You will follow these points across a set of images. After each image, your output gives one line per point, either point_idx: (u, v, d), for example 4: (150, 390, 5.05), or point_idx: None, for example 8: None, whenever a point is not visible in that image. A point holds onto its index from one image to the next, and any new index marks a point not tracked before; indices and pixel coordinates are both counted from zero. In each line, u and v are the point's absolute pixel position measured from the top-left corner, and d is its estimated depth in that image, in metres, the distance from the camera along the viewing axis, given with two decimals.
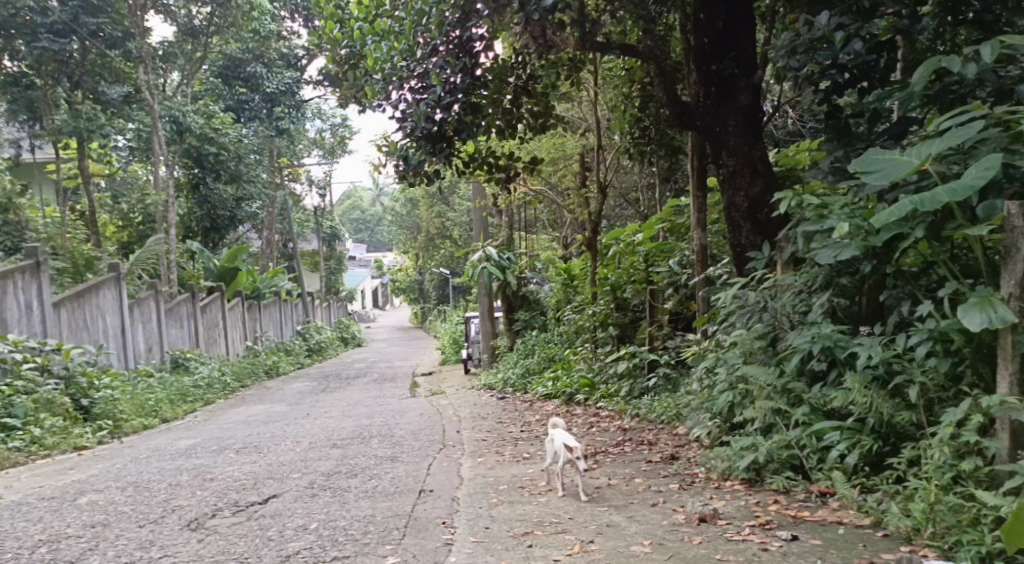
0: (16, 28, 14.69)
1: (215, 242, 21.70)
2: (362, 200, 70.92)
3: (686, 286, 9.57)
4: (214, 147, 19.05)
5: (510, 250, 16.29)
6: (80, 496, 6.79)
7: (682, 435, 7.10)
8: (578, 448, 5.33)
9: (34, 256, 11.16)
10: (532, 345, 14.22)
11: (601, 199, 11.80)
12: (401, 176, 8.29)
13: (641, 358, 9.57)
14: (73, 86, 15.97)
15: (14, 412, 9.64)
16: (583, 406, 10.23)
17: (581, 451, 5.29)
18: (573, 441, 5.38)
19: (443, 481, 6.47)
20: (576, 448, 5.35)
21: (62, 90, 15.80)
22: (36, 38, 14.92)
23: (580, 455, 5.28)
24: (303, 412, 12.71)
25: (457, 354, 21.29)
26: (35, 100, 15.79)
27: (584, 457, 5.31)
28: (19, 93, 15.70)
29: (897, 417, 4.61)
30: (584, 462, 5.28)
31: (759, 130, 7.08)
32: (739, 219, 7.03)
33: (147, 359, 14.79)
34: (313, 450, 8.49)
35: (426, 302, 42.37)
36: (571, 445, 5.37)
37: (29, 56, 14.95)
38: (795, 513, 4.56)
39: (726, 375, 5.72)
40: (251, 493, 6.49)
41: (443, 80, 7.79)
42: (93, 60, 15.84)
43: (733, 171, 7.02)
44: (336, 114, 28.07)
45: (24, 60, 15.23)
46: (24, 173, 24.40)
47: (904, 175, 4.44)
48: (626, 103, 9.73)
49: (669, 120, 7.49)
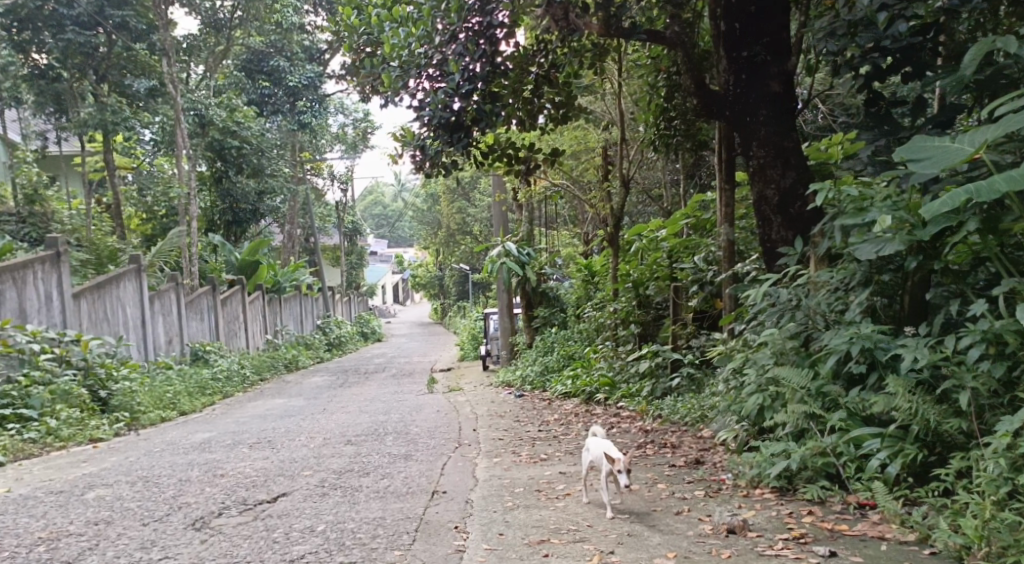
0: (43, 20, 14.71)
1: (236, 236, 21.60)
2: (384, 196, 70.87)
3: (711, 284, 9.26)
4: (236, 141, 18.91)
5: (531, 245, 16.04)
6: (87, 491, 6.61)
7: (706, 438, 6.83)
8: (621, 460, 4.84)
9: (54, 247, 11.04)
10: (551, 343, 13.92)
11: (625, 194, 11.53)
12: (418, 168, 8.03)
13: (663, 357, 9.27)
14: (99, 80, 15.92)
15: (31, 403, 9.48)
16: (603, 406, 9.95)
17: (624, 463, 4.80)
18: (615, 452, 4.89)
19: (458, 482, 6.23)
20: (618, 460, 4.86)
21: (89, 83, 15.79)
22: (62, 30, 14.93)
23: (623, 468, 4.79)
24: (319, 407, 12.51)
25: (476, 351, 21.07)
26: (61, 93, 15.77)
27: (627, 471, 4.82)
28: (47, 86, 15.66)
29: (944, 425, 4.31)
30: (628, 476, 4.79)
31: (791, 119, 6.79)
32: (769, 213, 6.75)
33: (166, 351, 14.68)
34: (327, 446, 8.27)
35: (445, 298, 42.15)
36: (613, 457, 4.87)
37: (55, 49, 14.97)
38: (831, 526, 4.26)
39: (755, 375, 5.44)
40: (261, 490, 6.28)
41: (462, 68, 7.52)
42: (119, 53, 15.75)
43: (764, 163, 6.74)
44: (358, 109, 27.95)
45: (51, 52, 15.22)
46: (51, 165, 24.48)
47: (955, 163, 4.14)
48: (650, 93, 9.39)
49: (697, 109, 7.18)
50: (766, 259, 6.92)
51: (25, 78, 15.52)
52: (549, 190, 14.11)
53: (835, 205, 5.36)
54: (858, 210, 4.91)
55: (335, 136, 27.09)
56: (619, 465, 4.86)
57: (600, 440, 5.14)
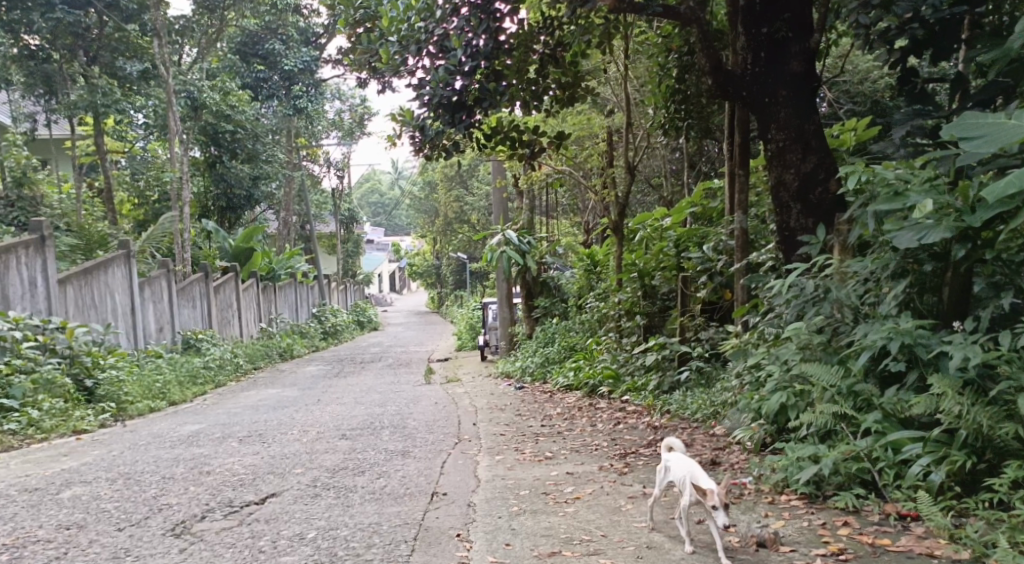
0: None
1: (231, 223, 21.23)
2: (380, 183, 70.46)
3: (721, 274, 8.84)
4: (230, 125, 18.57)
5: (531, 233, 15.66)
6: (64, 490, 6.25)
7: (720, 436, 6.49)
8: (714, 493, 3.85)
9: (39, 231, 10.67)
10: (552, 332, 13.55)
11: (630, 180, 11.16)
12: (417, 150, 7.64)
13: (671, 349, 8.91)
14: (89, 62, 15.52)
15: (12, 393, 9.10)
16: (607, 399, 9.62)
17: (719, 498, 3.82)
18: (707, 483, 3.89)
19: (458, 482, 5.88)
20: (711, 494, 3.87)
21: (79, 65, 15.42)
22: (52, 10, 14.54)
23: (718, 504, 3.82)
24: (314, 398, 12.14)
25: (474, 341, 20.73)
26: (51, 73, 15.30)
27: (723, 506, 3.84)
28: (36, 66, 15.23)
29: (997, 430, 3.99)
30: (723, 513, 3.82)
31: (813, 100, 6.41)
32: (788, 200, 6.40)
33: (157, 340, 14.29)
34: (320, 441, 7.92)
35: (442, 286, 41.78)
36: (704, 489, 3.89)
37: (44, 29, 14.58)
38: (872, 540, 3.92)
39: (777, 371, 5.09)
40: (248, 491, 5.91)
41: (464, 43, 7.18)
42: (109, 35, 15.43)
43: (783, 146, 6.38)
44: (355, 95, 27.54)
45: (40, 33, 14.83)
46: (42, 149, 24.23)
47: (1015, 141, 3.86)
48: (660, 74, 8.99)
49: (710, 89, 6.81)
50: (784, 248, 6.56)
51: (14, 59, 15.09)
52: (551, 176, 13.71)
53: (868, 189, 5.03)
54: (893, 195, 4.60)
55: (331, 122, 26.65)
56: (712, 500, 3.88)
57: (682, 461, 4.13)
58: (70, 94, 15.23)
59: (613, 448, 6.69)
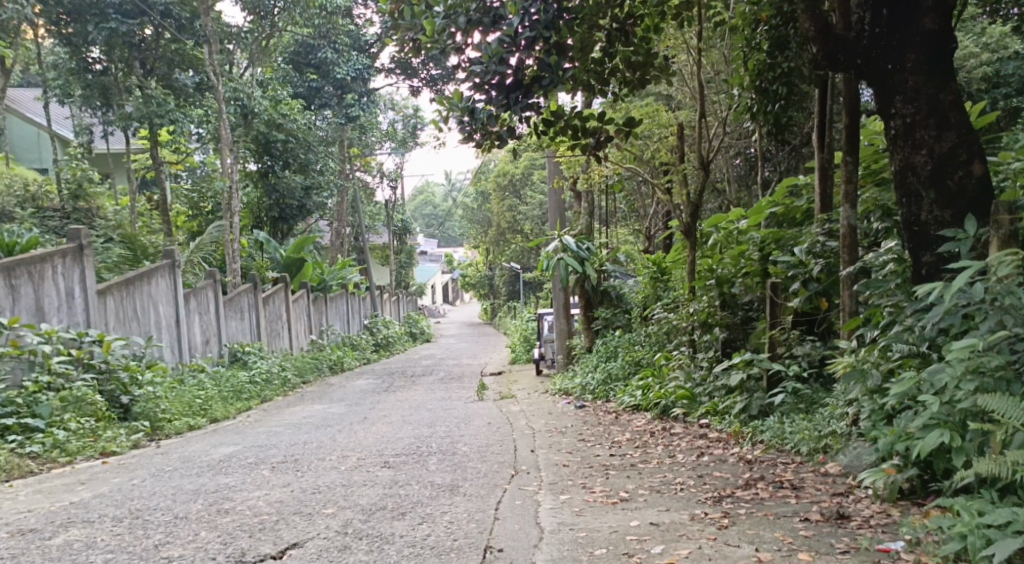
0: (86, 10, 13.83)
1: (283, 234, 20.59)
2: (433, 194, 70.05)
3: (817, 280, 7.54)
4: (282, 134, 17.86)
5: (592, 239, 14.58)
6: (61, 532, 5.36)
7: (835, 477, 5.31)
8: None
9: (77, 239, 9.90)
10: (614, 347, 12.39)
11: (704, 176, 9.98)
12: (471, 140, 6.54)
13: (758, 368, 7.70)
14: (146, 73, 15.03)
15: (38, 412, 8.28)
16: (683, 423, 8.48)
17: None
18: None
19: (516, 532, 4.83)
20: None
21: (135, 77, 14.94)
22: (106, 20, 13.96)
23: None
24: (360, 416, 11.18)
25: (529, 354, 19.71)
26: (108, 86, 14.93)
27: None
28: (93, 79, 14.87)
29: None
30: None
31: (950, 66, 5.16)
32: (918, 188, 5.16)
33: (203, 352, 13.52)
34: (360, 470, 6.92)
35: (496, 297, 40.92)
36: None
37: (98, 38, 14.05)
38: None
39: (933, 404, 3.99)
40: (268, 538, 4.93)
41: (520, 11, 6.03)
42: (165, 45, 14.86)
43: (912, 122, 5.16)
44: (408, 105, 26.86)
45: (96, 45, 14.40)
46: (100, 162, 24.11)
47: None
48: (746, 50, 7.75)
49: (817, 63, 5.65)
50: (911, 246, 5.31)
51: (73, 72, 14.72)
52: (612, 178, 12.64)
53: None
54: None
55: (384, 132, 25.95)
56: None
57: None
58: (125, 106, 14.66)
59: (702, 489, 5.55)
